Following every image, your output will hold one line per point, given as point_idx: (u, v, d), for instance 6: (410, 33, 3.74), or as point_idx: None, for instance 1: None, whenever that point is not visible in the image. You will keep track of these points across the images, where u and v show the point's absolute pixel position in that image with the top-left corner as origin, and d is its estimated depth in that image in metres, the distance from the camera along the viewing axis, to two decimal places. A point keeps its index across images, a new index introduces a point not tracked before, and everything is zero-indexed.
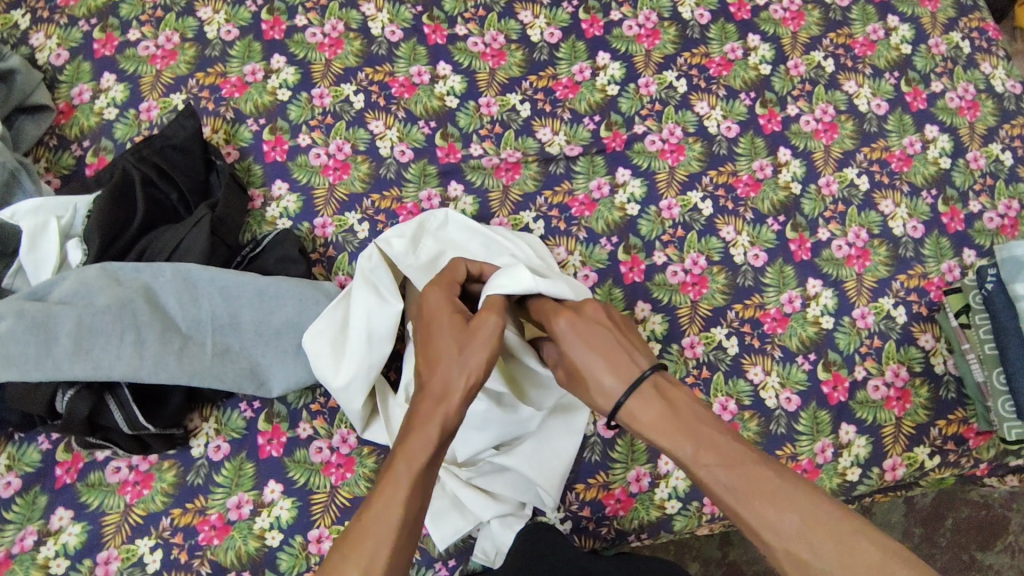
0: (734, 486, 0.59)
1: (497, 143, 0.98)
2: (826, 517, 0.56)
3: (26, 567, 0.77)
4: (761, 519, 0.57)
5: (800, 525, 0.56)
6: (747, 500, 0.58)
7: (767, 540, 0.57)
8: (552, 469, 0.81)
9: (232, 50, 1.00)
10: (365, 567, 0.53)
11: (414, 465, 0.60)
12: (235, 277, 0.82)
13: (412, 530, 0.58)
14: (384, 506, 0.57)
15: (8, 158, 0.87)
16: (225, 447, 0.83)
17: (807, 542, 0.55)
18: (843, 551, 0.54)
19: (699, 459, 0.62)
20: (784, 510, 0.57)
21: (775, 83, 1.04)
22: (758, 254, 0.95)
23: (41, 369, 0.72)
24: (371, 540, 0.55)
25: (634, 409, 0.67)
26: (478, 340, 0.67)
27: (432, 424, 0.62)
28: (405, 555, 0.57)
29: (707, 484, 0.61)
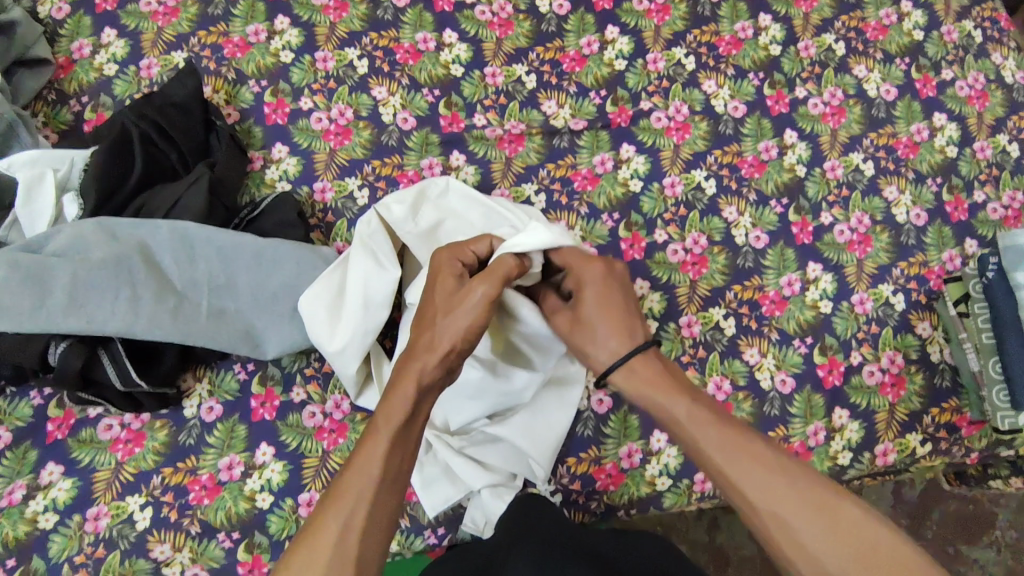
0: (724, 447, 0.60)
1: (501, 114, 0.97)
2: (812, 485, 0.57)
3: (14, 520, 0.77)
4: (749, 480, 0.58)
5: (787, 488, 0.56)
6: (737, 462, 0.59)
7: (752, 502, 0.57)
8: (545, 441, 0.81)
9: (235, 9, 0.99)
10: (347, 519, 0.55)
11: (392, 423, 0.60)
12: (233, 238, 0.81)
13: (396, 482, 0.59)
14: (363, 462, 0.58)
15: (6, 109, 0.86)
16: (218, 409, 0.83)
17: (793, 506, 0.56)
18: (827, 517, 0.55)
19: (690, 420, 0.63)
20: (773, 473, 0.57)
21: (785, 64, 1.03)
22: (760, 235, 0.94)
23: (35, 321, 0.72)
24: (350, 494, 0.56)
25: (629, 369, 0.68)
26: (464, 305, 0.65)
27: (409, 380, 0.62)
28: (388, 506, 0.57)
29: (696, 444, 0.62)
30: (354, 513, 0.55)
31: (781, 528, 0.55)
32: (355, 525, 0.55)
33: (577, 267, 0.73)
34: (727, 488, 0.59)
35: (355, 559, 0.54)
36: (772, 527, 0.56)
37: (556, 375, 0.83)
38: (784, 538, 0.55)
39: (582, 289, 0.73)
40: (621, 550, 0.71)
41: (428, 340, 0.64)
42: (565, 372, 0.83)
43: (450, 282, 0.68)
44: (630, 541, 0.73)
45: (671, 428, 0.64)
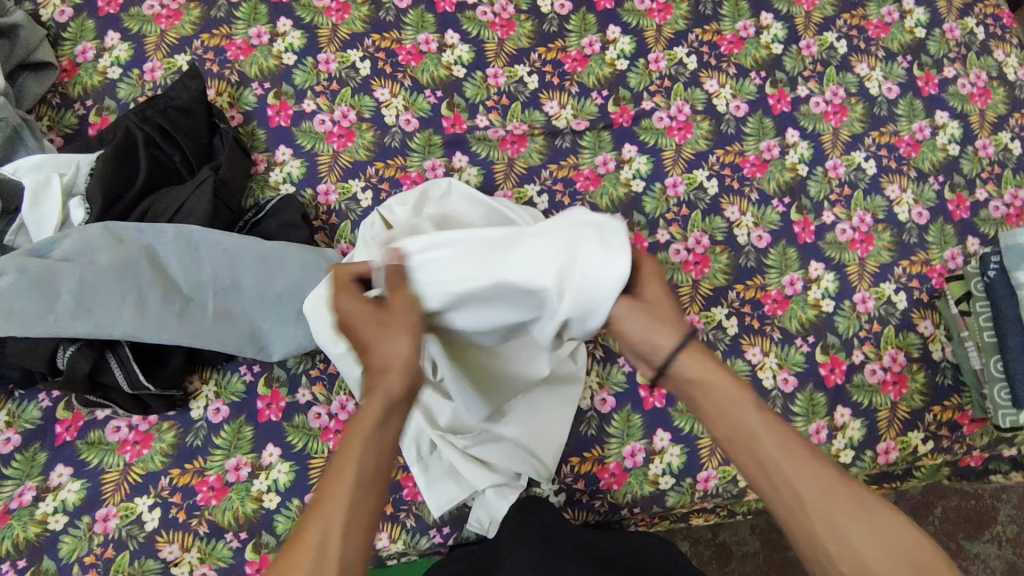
0: (785, 445, 0.54)
1: (503, 114, 0.98)
2: (874, 500, 0.51)
3: (24, 522, 0.77)
4: (806, 478, 0.52)
5: (853, 495, 0.51)
6: (798, 461, 0.53)
7: (806, 499, 0.51)
8: (547, 438, 0.83)
9: (238, 12, 0.99)
10: (324, 524, 0.48)
11: (363, 430, 0.52)
12: (238, 241, 0.82)
13: (379, 485, 0.52)
14: (339, 466, 0.51)
15: (11, 114, 0.86)
16: (225, 410, 0.84)
17: (851, 511, 0.50)
18: (887, 528, 0.50)
19: (752, 412, 0.55)
20: (835, 479, 0.52)
21: (787, 62, 1.03)
22: (762, 235, 0.94)
23: (44, 323, 0.73)
24: (327, 505, 0.49)
25: (688, 359, 0.58)
26: (401, 319, 0.56)
27: (377, 396, 0.53)
28: (366, 513, 0.50)
29: (755, 436, 0.55)
30: (331, 524, 0.48)
31: (834, 532, 0.50)
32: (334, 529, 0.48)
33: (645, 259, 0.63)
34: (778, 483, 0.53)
35: (339, 568, 0.47)
36: (823, 529, 0.50)
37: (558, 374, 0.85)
38: (833, 538, 0.50)
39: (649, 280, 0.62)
40: (631, 558, 0.70)
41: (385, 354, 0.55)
42: (567, 371, 0.85)
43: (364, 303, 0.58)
44: (640, 552, 0.72)
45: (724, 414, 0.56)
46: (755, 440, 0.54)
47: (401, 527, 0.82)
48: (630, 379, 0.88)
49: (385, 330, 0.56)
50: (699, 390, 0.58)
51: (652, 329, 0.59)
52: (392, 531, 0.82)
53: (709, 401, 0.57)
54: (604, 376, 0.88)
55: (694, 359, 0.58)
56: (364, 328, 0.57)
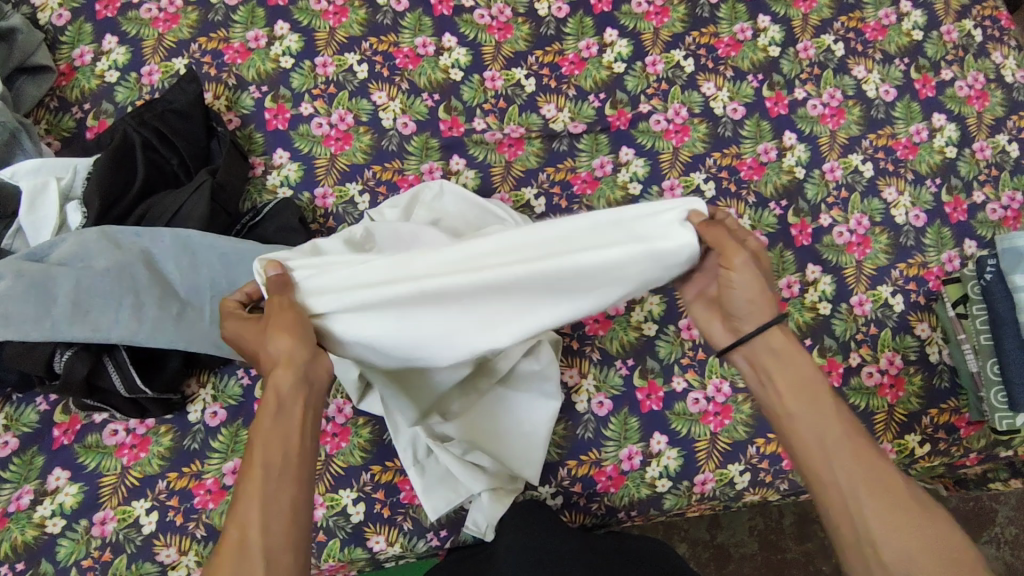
0: (848, 427, 0.60)
1: (501, 118, 0.98)
2: (918, 492, 0.57)
3: (22, 525, 0.78)
4: (867, 462, 0.58)
5: (900, 482, 0.57)
6: (854, 443, 0.59)
7: (855, 476, 0.57)
8: (513, 438, 0.83)
9: (235, 15, 0.99)
10: (242, 523, 0.52)
11: (260, 428, 0.56)
12: (234, 245, 0.81)
13: (292, 469, 0.55)
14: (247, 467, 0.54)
15: (8, 118, 0.86)
16: (222, 413, 0.84)
17: (897, 496, 0.56)
18: (925, 515, 0.55)
19: (822, 392, 0.61)
20: (888, 468, 0.58)
21: (784, 65, 1.03)
22: (759, 238, 0.94)
23: (40, 328, 0.73)
24: (244, 502, 0.53)
25: (774, 335, 0.63)
26: (273, 317, 0.59)
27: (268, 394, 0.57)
28: (286, 496, 0.54)
29: (824, 414, 0.60)
30: (251, 513, 0.53)
31: (878, 509, 0.56)
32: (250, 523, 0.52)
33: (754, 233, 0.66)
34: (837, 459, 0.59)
35: (263, 553, 0.51)
36: (868, 504, 0.56)
37: (523, 373, 0.84)
38: (876, 513, 0.56)
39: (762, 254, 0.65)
40: (631, 560, 0.70)
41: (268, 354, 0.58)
42: (533, 371, 0.84)
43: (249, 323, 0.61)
44: (641, 554, 0.72)
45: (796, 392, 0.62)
46: (820, 417, 0.60)
47: (398, 530, 0.82)
48: (627, 382, 0.88)
49: (264, 333, 0.59)
50: (775, 365, 0.63)
51: (757, 297, 0.63)
52: (389, 534, 0.82)
53: (781, 376, 0.63)
54: (601, 380, 0.88)
55: (781, 338, 0.64)
56: (249, 343, 0.61)
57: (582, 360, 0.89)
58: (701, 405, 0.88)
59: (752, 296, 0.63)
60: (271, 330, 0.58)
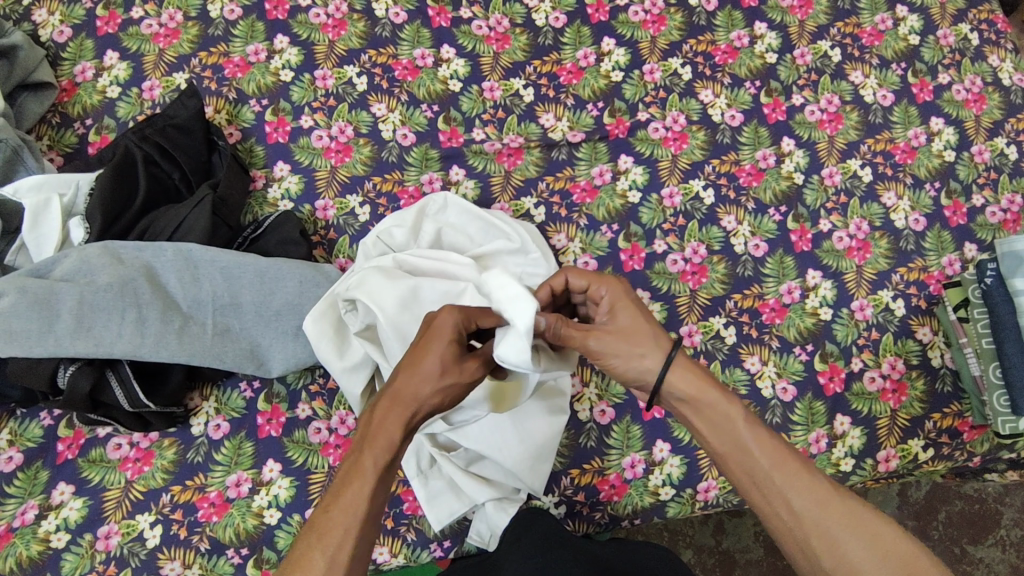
0: (778, 460, 0.59)
1: (500, 128, 0.98)
2: (860, 506, 0.57)
3: (27, 540, 0.78)
4: (798, 489, 0.58)
5: (842, 504, 0.57)
6: (789, 476, 0.58)
7: (799, 514, 0.57)
8: (518, 446, 0.81)
9: (235, 30, 1.00)
10: (332, 555, 0.53)
11: (381, 460, 0.57)
12: (236, 258, 0.82)
13: (375, 515, 0.57)
14: (354, 495, 0.56)
15: (11, 135, 0.87)
16: (225, 426, 0.84)
17: (840, 521, 0.56)
18: (872, 535, 0.55)
19: (743, 427, 0.60)
20: (825, 490, 0.58)
21: (781, 72, 1.03)
22: (758, 244, 0.95)
23: (44, 345, 0.73)
24: (338, 532, 0.54)
25: (675, 380, 0.63)
26: (462, 376, 0.61)
27: (399, 426, 0.58)
28: (368, 545, 0.56)
29: (749, 452, 0.60)
30: (341, 550, 0.54)
31: (828, 543, 0.56)
32: (341, 559, 0.53)
33: (601, 279, 0.66)
34: (769, 493, 0.58)
35: None
36: (818, 539, 0.56)
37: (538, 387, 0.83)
38: (826, 550, 0.56)
39: (615, 306, 0.65)
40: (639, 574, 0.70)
41: (411, 391, 0.59)
42: (548, 386, 0.83)
43: (449, 347, 0.60)
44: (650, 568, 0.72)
45: (718, 431, 0.61)
46: (749, 457, 0.60)
47: (402, 541, 0.82)
48: (629, 390, 0.88)
49: (442, 376, 0.59)
50: (690, 408, 0.63)
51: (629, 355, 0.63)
52: (393, 545, 0.81)
53: (699, 418, 0.62)
54: (603, 388, 0.88)
55: (682, 377, 0.63)
56: (438, 360, 0.60)
57: (583, 368, 0.89)
58: None
59: (628, 359, 0.63)
60: (444, 385, 0.59)
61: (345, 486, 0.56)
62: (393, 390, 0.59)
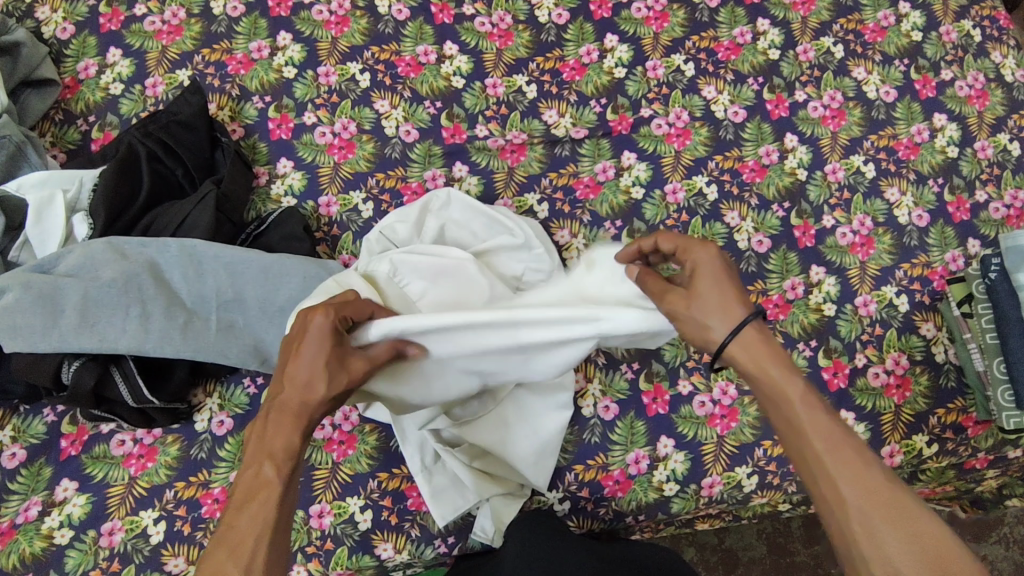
0: (834, 443, 0.53)
1: (503, 124, 0.98)
2: (918, 505, 0.50)
3: (30, 537, 0.78)
4: (846, 473, 0.52)
5: (900, 499, 0.50)
6: (842, 461, 0.52)
7: (843, 496, 0.51)
8: (523, 441, 0.82)
9: (238, 26, 1.00)
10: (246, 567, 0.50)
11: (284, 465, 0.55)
12: (240, 254, 0.82)
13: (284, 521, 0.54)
14: (261, 504, 0.53)
15: (14, 131, 0.87)
16: (229, 423, 0.84)
17: (889, 513, 0.49)
18: (925, 534, 0.48)
19: (799, 404, 0.55)
20: (883, 482, 0.51)
21: (784, 68, 1.03)
22: (762, 240, 0.94)
23: (48, 340, 0.74)
24: (246, 546, 0.51)
25: (739, 345, 0.58)
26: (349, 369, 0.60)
27: (295, 428, 0.57)
28: (285, 548, 0.54)
29: (801, 430, 0.55)
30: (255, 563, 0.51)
31: (868, 532, 0.49)
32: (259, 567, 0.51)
33: (692, 245, 0.63)
34: (817, 474, 0.53)
35: None
36: (859, 528, 0.50)
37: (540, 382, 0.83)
38: (870, 544, 0.49)
39: (698, 271, 0.61)
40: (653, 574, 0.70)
41: (302, 396, 0.57)
42: (551, 382, 0.83)
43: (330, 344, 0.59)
44: (659, 568, 0.72)
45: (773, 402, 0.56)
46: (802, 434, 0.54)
47: (406, 537, 0.81)
48: (633, 386, 0.88)
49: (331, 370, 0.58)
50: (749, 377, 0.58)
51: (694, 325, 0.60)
52: (396, 542, 0.81)
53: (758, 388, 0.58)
54: (607, 384, 0.88)
55: (750, 343, 0.58)
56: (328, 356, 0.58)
57: (587, 365, 0.89)
58: (707, 408, 0.88)
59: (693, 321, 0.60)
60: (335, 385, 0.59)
61: (244, 505, 0.53)
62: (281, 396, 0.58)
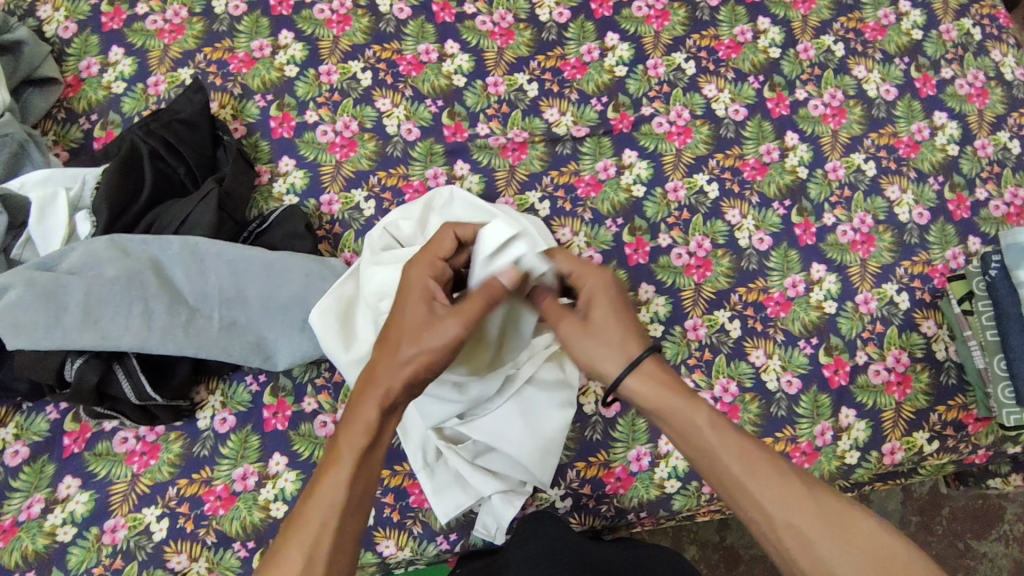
0: (746, 460, 0.59)
1: (504, 122, 0.98)
2: (828, 500, 0.57)
3: (33, 534, 0.78)
4: (765, 489, 0.58)
5: (813, 500, 0.57)
6: (760, 480, 0.58)
7: (770, 514, 0.57)
8: (527, 440, 0.80)
9: (240, 25, 1.00)
10: (307, 549, 0.54)
11: (355, 443, 0.58)
12: (242, 252, 0.82)
13: (354, 504, 0.57)
14: (329, 484, 0.57)
15: (17, 129, 0.87)
16: (231, 420, 0.84)
17: (806, 515, 0.56)
18: (842, 527, 0.55)
19: (709, 433, 0.61)
20: (795, 487, 0.57)
21: (785, 66, 1.04)
22: (763, 237, 0.95)
23: (51, 337, 0.74)
24: (313, 523, 0.55)
25: (645, 377, 0.64)
26: (427, 342, 0.61)
27: (372, 404, 0.59)
28: (354, 532, 0.57)
29: (715, 457, 0.60)
30: (318, 544, 0.54)
31: (800, 541, 0.55)
32: (320, 548, 0.54)
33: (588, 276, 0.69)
34: (741, 497, 0.59)
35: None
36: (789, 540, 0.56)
37: (546, 378, 0.83)
38: (800, 550, 0.55)
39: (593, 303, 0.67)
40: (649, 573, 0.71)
41: (388, 366, 0.61)
42: (557, 379, 0.83)
43: (421, 308, 0.63)
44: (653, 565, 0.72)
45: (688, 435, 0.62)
46: (717, 463, 0.60)
47: (408, 534, 0.82)
48: None
49: (415, 341, 0.61)
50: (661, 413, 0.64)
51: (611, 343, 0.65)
52: (398, 538, 0.81)
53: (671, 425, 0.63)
54: None
55: (655, 380, 0.64)
56: (411, 326, 0.62)
57: None
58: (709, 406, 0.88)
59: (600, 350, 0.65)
60: (416, 357, 0.60)
61: (321, 478, 0.58)
62: (372, 369, 0.62)
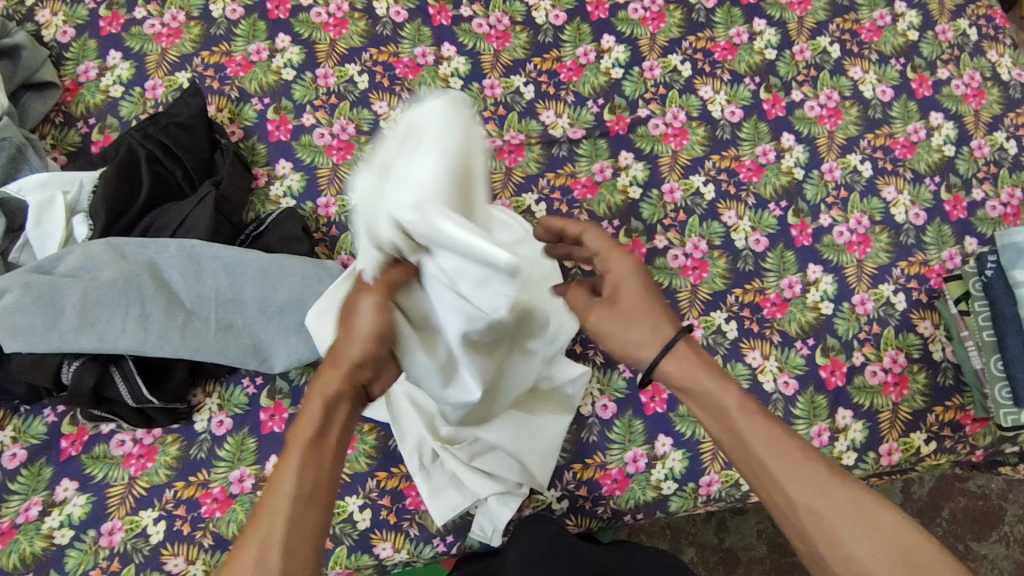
0: (778, 447, 0.56)
1: (500, 125, 0.98)
2: (864, 494, 0.53)
3: (30, 536, 0.78)
4: (796, 478, 0.54)
5: (848, 492, 0.53)
6: (790, 466, 0.54)
7: (795, 501, 0.53)
8: (529, 443, 0.80)
9: (237, 29, 1.01)
10: (261, 544, 0.50)
11: (304, 431, 0.54)
12: (239, 255, 0.82)
13: (313, 496, 0.52)
14: (280, 475, 0.53)
15: (15, 133, 0.88)
16: (228, 422, 0.84)
17: (838, 504, 0.52)
18: (877, 524, 0.51)
19: (740, 417, 0.58)
20: (827, 477, 0.54)
21: (780, 68, 1.04)
22: (759, 238, 0.95)
23: (47, 340, 0.74)
24: (267, 516, 0.51)
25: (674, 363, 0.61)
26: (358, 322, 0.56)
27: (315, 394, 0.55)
28: (313, 521, 0.52)
29: (745, 440, 0.57)
30: (270, 537, 0.50)
31: (827, 531, 0.52)
32: (272, 543, 0.50)
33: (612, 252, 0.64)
34: (769, 484, 0.55)
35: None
36: (813, 528, 0.53)
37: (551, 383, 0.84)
38: (824, 540, 0.52)
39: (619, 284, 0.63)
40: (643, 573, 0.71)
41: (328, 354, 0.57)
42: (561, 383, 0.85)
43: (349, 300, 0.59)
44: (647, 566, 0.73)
45: (715, 417, 0.59)
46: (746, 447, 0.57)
47: (405, 537, 0.82)
48: (631, 385, 0.88)
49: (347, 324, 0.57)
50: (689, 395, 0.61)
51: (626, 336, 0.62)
52: (395, 541, 0.81)
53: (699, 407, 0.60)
54: (605, 382, 0.88)
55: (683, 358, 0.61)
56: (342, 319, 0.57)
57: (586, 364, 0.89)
58: None
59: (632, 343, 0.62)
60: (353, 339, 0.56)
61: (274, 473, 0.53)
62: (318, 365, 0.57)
